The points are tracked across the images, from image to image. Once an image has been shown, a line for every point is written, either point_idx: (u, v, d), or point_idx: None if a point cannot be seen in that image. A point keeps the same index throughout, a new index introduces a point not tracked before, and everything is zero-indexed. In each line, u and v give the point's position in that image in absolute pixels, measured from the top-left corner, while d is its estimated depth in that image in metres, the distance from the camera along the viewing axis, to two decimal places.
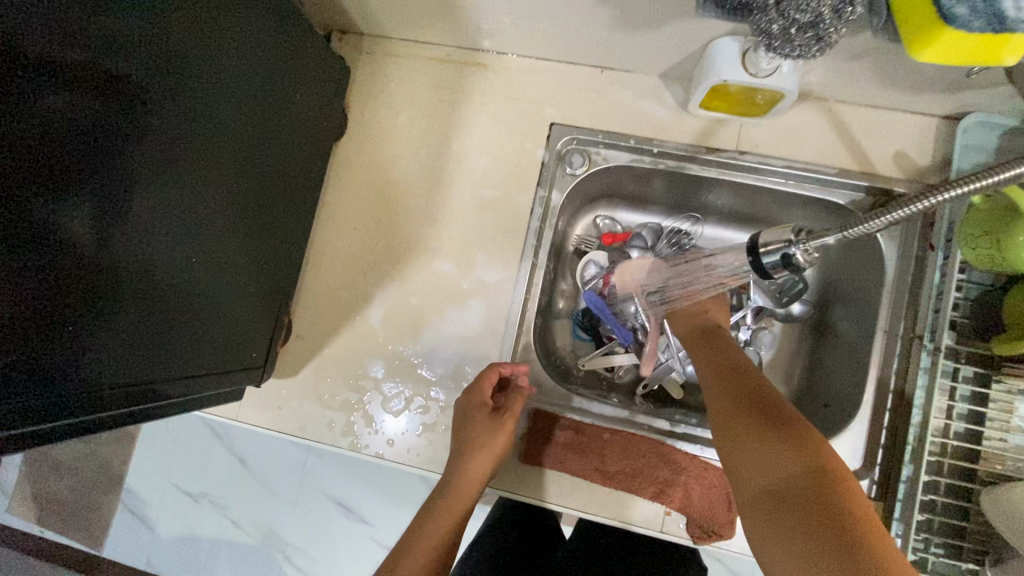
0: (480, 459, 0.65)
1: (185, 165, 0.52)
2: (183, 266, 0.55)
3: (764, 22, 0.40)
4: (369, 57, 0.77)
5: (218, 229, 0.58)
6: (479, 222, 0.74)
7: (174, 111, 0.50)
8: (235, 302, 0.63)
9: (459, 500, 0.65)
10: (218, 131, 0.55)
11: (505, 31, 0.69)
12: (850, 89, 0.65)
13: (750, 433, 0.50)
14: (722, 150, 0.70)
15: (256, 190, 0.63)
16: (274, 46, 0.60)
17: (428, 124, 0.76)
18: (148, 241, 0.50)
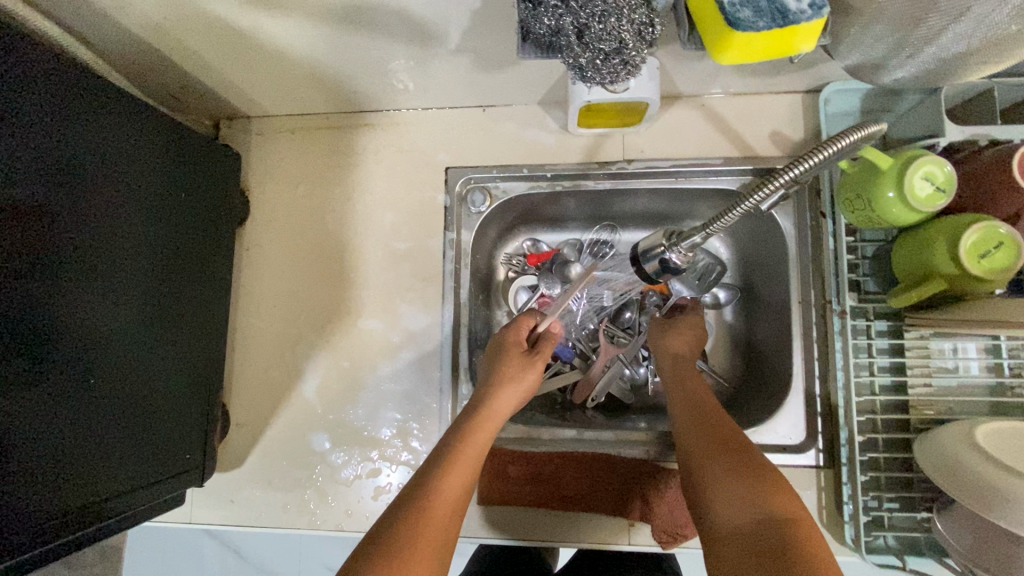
0: (510, 393, 0.61)
1: (56, 291, 0.50)
2: (76, 396, 0.51)
3: (576, 56, 0.44)
4: (260, 137, 0.79)
5: (122, 347, 0.56)
6: (396, 275, 0.75)
7: (43, 241, 0.48)
8: (144, 418, 0.59)
9: (482, 436, 0.57)
10: (90, 256, 0.53)
11: (381, 92, 0.72)
12: (712, 84, 0.69)
13: (726, 469, 0.51)
14: (611, 163, 0.74)
15: (149, 301, 0.60)
16: (146, 155, 0.59)
17: (328, 190, 0.77)
18: (35, 377, 0.48)
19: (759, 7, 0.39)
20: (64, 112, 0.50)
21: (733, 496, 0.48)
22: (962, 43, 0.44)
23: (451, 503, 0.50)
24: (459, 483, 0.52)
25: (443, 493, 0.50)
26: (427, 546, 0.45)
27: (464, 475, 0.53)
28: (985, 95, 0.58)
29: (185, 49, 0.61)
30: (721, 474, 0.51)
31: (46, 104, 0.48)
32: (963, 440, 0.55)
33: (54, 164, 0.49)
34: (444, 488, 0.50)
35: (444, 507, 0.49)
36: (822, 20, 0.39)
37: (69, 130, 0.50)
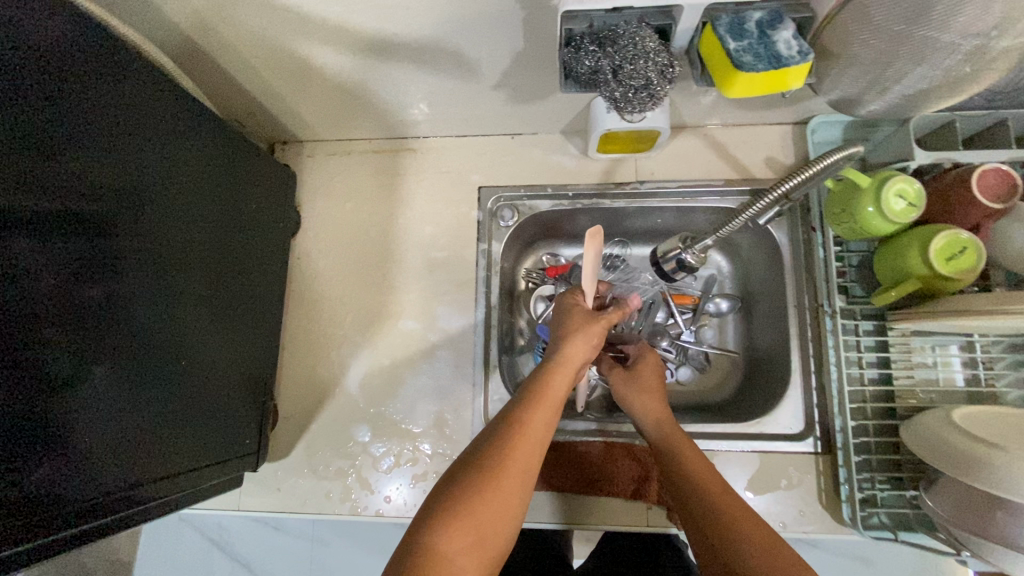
0: (581, 343, 0.64)
1: (159, 274, 0.58)
2: (168, 368, 0.59)
3: (611, 90, 0.56)
4: (311, 159, 0.88)
5: (195, 330, 0.63)
6: (433, 281, 0.83)
7: (153, 229, 0.57)
8: (214, 394, 0.66)
9: (558, 380, 0.61)
10: (182, 244, 0.61)
11: (424, 120, 0.82)
12: (714, 116, 0.79)
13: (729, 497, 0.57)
14: (625, 183, 0.83)
15: (221, 287, 0.68)
16: (221, 159, 0.67)
17: (372, 206, 0.86)
18: (135, 360, 0.54)
19: (758, 54, 0.50)
20: (159, 124, 0.57)
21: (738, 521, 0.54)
22: (920, 83, 0.54)
23: (535, 442, 0.55)
24: (544, 419, 0.57)
25: (528, 431, 0.55)
26: (510, 474, 0.52)
27: (546, 417, 0.57)
28: (947, 126, 0.68)
29: (255, 76, 0.71)
30: (722, 503, 0.56)
31: (161, 112, 0.57)
32: (944, 421, 0.63)
33: (152, 171, 0.56)
34: (529, 428, 0.56)
35: (529, 439, 0.55)
36: (807, 63, 0.50)
37: (173, 136, 0.59)
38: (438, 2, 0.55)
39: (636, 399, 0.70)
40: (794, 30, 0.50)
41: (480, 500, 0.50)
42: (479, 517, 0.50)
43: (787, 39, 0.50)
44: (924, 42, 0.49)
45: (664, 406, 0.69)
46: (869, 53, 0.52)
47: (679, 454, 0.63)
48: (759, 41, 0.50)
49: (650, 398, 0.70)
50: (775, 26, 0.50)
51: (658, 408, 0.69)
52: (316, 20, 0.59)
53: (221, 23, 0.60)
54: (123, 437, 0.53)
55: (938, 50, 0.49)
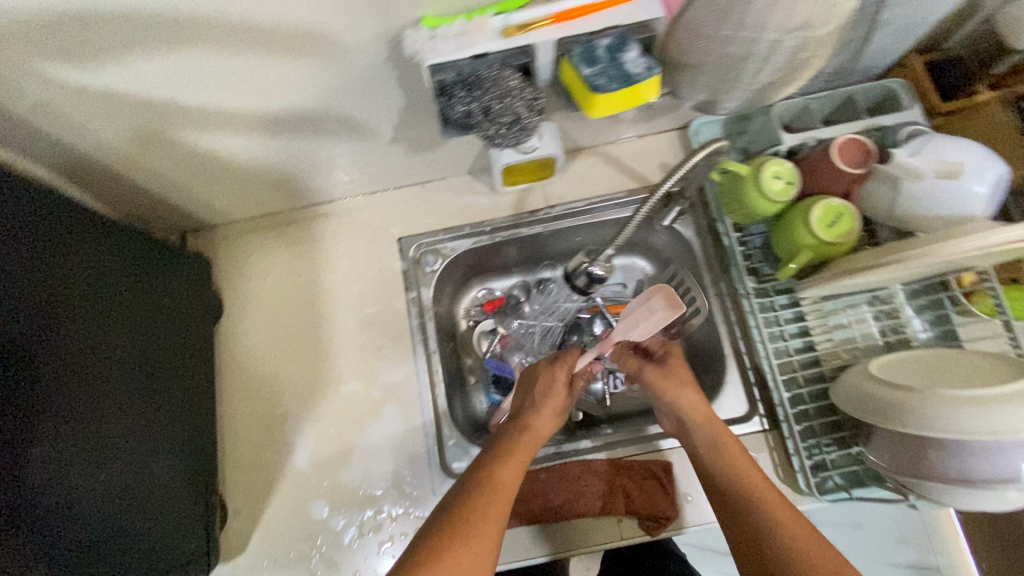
0: (546, 412, 0.68)
1: (87, 381, 0.56)
2: (101, 478, 0.55)
3: (487, 129, 0.59)
4: (224, 242, 0.87)
5: (131, 446, 0.60)
6: (367, 339, 0.82)
7: (73, 336, 0.55)
8: (152, 504, 0.62)
9: (526, 445, 0.64)
10: (107, 350, 0.59)
11: (333, 184, 0.83)
12: (605, 133, 0.84)
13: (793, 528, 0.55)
14: (537, 210, 0.87)
15: (151, 386, 0.66)
16: (137, 261, 0.68)
17: (294, 277, 0.85)
18: (59, 472, 0.50)
19: (611, 76, 0.54)
20: (57, 248, 0.55)
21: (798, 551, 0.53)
22: (764, 75, 0.59)
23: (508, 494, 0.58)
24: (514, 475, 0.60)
25: (503, 485, 0.58)
26: (487, 522, 0.54)
27: (517, 472, 0.61)
28: (806, 109, 0.76)
29: (147, 172, 0.70)
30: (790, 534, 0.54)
31: (66, 221, 0.58)
32: (863, 376, 0.66)
33: (60, 294, 0.54)
34: (497, 482, 0.59)
35: (503, 495, 0.57)
36: (655, 77, 0.54)
37: (81, 243, 0.59)
38: (311, 71, 0.57)
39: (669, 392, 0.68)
40: (638, 50, 0.55)
41: (461, 551, 0.52)
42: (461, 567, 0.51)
43: (634, 58, 0.56)
44: (757, 38, 0.54)
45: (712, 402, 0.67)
46: (713, 56, 0.57)
47: (730, 453, 0.63)
48: (610, 65, 0.54)
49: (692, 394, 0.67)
50: (621, 49, 0.55)
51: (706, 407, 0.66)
52: (197, 109, 0.60)
53: (100, 129, 0.60)
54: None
55: (768, 42, 0.54)
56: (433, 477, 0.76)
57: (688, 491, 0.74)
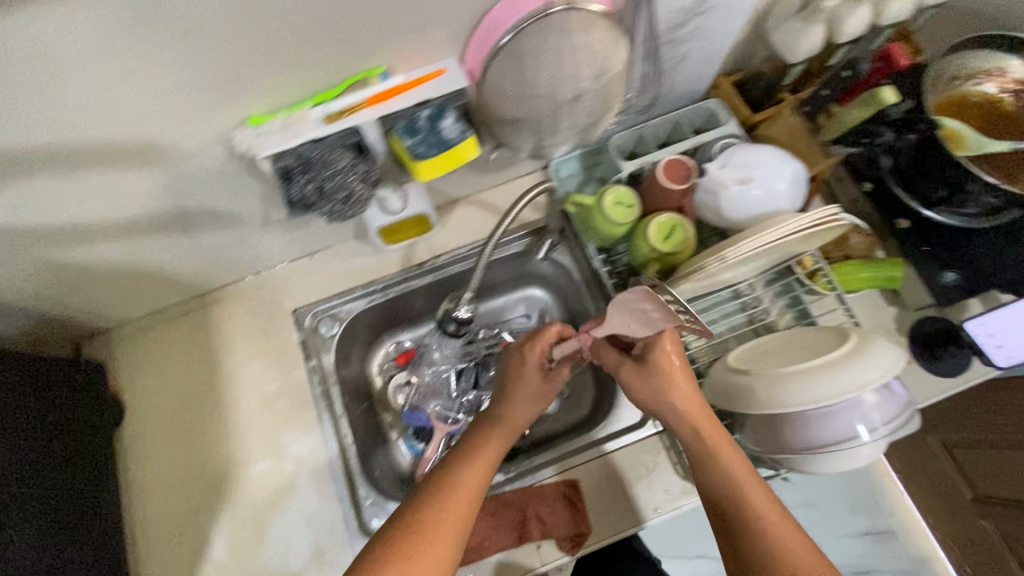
0: (521, 409, 0.71)
1: None
2: None
3: (329, 206, 0.64)
4: (121, 344, 0.88)
5: (25, 569, 0.57)
6: (274, 414, 0.83)
7: None
8: None
9: (495, 444, 0.67)
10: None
11: (221, 271, 0.86)
12: (473, 183, 0.91)
13: (783, 539, 0.57)
14: (423, 262, 0.92)
15: (52, 503, 0.65)
16: (22, 380, 0.68)
17: (194, 367, 0.86)
18: None
19: (429, 143, 0.61)
20: None
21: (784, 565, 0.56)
22: (574, 119, 0.67)
23: (474, 495, 0.61)
24: (479, 477, 0.63)
25: (467, 486, 0.62)
26: (445, 524, 0.58)
27: (484, 474, 0.64)
28: (640, 135, 0.86)
29: (18, 294, 0.71)
30: (778, 539, 0.57)
31: None
32: (725, 369, 0.71)
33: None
34: (462, 485, 0.62)
35: (464, 495, 0.61)
36: (469, 139, 0.62)
37: None
38: (159, 176, 0.62)
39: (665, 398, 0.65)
40: (454, 117, 0.63)
41: (418, 550, 0.55)
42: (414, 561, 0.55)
43: (450, 124, 0.63)
44: (551, 92, 0.62)
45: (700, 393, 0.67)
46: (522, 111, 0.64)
47: (716, 443, 0.63)
48: (429, 133, 0.61)
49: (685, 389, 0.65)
50: (439, 117, 0.62)
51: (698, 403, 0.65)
52: (55, 229, 0.63)
53: None
54: None
55: (562, 94, 0.62)
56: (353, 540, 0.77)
57: (598, 505, 0.78)
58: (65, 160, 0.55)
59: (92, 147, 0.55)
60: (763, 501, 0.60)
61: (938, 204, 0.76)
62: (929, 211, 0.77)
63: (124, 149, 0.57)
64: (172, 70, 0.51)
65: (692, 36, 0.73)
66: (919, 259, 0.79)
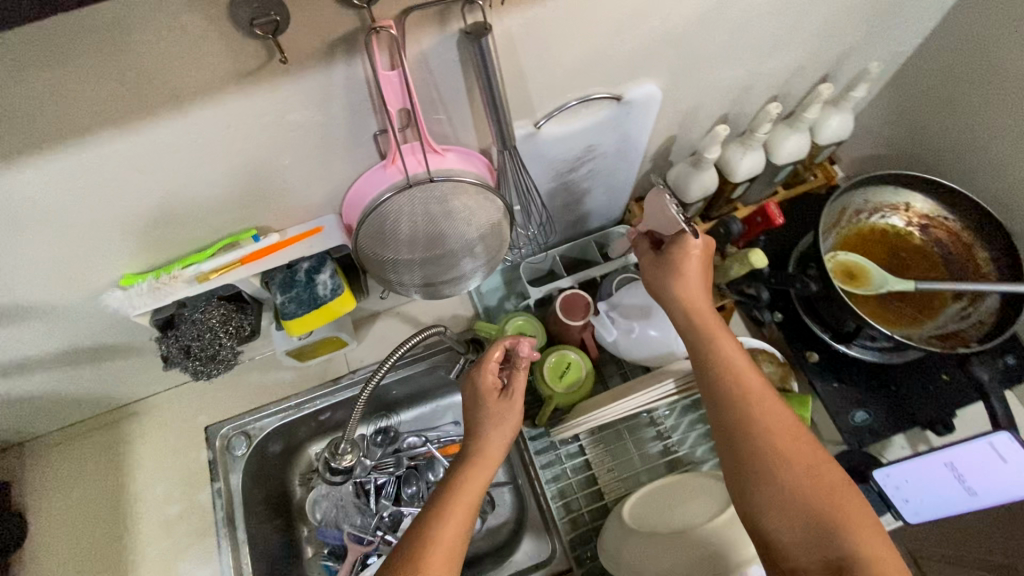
0: (499, 434, 0.64)
1: None
2: None
3: (197, 362, 0.64)
4: (32, 460, 0.88)
5: None
6: (175, 540, 0.82)
7: None
8: None
9: (476, 479, 0.60)
10: None
11: (132, 388, 0.86)
12: (392, 299, 0.92)
13: (795, 456, 0.52)
14: (340, 377, 0.91)
15: None
16: None
17: (101, 487, 0.85)
18: None
19: (301, 300, 0.63)
20: None
21: (796, 485, 0.51)
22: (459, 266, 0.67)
23: (451, 550, 0.54)
24: (458, 528, 0.56)
25: (444, 540, 0.54)
26: None
27: (464, 518, 0.57)
28: (553, 259, 0.86)
29: None
30: (782, 462, 0.52)
31: None
32: (621, 527, 0.67)
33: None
34: (439, 542, 0.54)
35: (442, 557, 0.53)
36: (342, 296, 0.63)
37: None
38: (42, 326, 0.63)
39: (675, 284, 0.62)
40: (328, 272, 0.64)
41: None
42: None
43: (325, 278, 0.64)
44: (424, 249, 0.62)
45: (706, 284, 0.62)
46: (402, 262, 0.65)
47: (714, 344, 0.59)
48: (302, 289, 0.63)
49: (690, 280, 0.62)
50: (316, 270, 0.63)
51: (699, 298, 0.61)
52: None
53: None
54: None
55: None
56: None
57: None
58: None
59: None
60: (774, 416, 0.54)
61: (850, 338, 0.75)
62: (842, 345, 0.75)
63: None
64: (34, 250, 0.52)
65: (589, 176, 0.75)
66: (830, 396, 0.77)
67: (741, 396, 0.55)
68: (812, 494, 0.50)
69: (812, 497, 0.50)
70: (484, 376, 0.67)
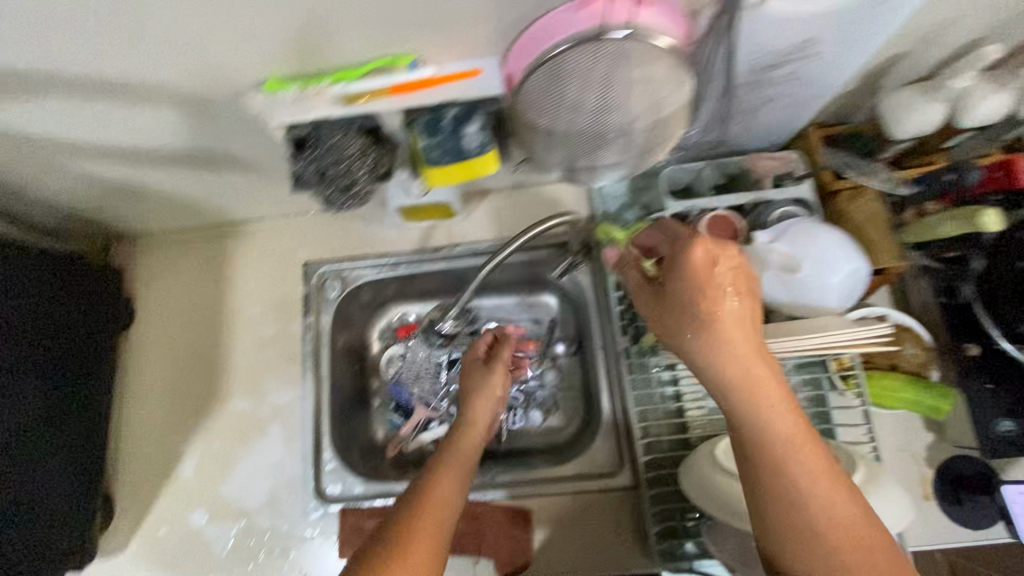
0: (486, 406, 0.75)
1: None
2: None
3: (323, 191, 0.61)
4: (143, 253, 0.92)
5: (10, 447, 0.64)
6: (264, 359, 0.86)
7: None
8: (32, 505, 0.67)
9: (469, 445, 0.69)
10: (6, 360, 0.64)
11: (243, 207, 0.86)
12: (508, 179, 0.85)
13: (844, 525, 0.45)
14: (440, 247, 0.89)
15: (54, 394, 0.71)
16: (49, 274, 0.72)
17: (203, 294, 0.89)
18: None
19: (445, 149, 0.57)
20: None
21: (848, 555, 0.44)
22: (616, 153, 0.59)
23: (447, 505, 0.58)
24: (451, 487, 0.60)
25: (439, 496, 0.58)
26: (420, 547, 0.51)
27: (459, 478, 0.63)
28: (700, 172, 0.76)
29: (54, 193, 0.75)
30: (837, 529, 0.45)
31: None
32: (709, 460, 0.64)
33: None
34: (437, 496, 0.58)
35: (437, 510, 0.56)
36: (488, 154, 0.58)
37: None
38: (179, 116, 0.60)
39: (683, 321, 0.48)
40: (477, 123, 0.57)
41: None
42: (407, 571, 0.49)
43: (473, 129, 0.58)
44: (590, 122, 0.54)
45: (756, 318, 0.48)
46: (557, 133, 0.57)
47: (733, 400, 0.47)
48: (447, 136, 0.57)
49: (729, 304, 0.47)
50: (464, 120, 0.57)
51: (736, 333, 0.47)
52: (85, 145, 0.64)
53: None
54: None
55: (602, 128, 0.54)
56: (307, 502, 0.80)
57: (545, 543, 0.76)
58: (87, 89, 0.54)
59: (111, 81, 0.54)
60: (819, 487, 0.45)
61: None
62: (1013, 345, 0.66)
63: (141, 89, 0.55)
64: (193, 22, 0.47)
65: (783, 81, 0.64)
66: (975, 396, 0.68)
67: (796, 453, 0.46)
68: (862, 562, 0.44)
69: (863, 565, 0.44)
70: (474, 349, 0.83)
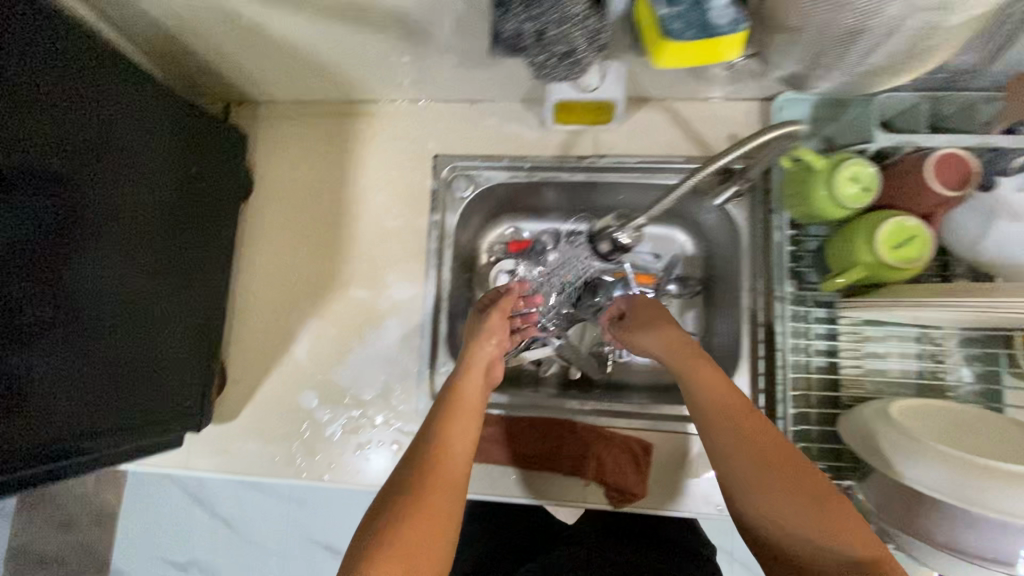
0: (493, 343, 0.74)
1: (119, 235, 0.58)
2: (118, 330, 0.59)
3: (536, 56, 0.55)
4: (264, 121, 0.86)
5: (143, 297, 0.62)
6: (385, 250, 0.82)
7: (103, 197, 0.56)
8: (159, 358, 0.66)
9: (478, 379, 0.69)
10: (142, 205, 0.61)
11: (380, 84, 0.79)
12: (678, 88, 0.76)
13: (806, 501, 0.52)
14: (584, 156, 0.81)
15: (179, 252, 0.69)
16: (180, 123, 0.67)
17: (326, 174, 0.84)
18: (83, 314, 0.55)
19: (689, 21, 0.48)
20: (101, 98, 0.55)
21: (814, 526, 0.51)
22: (878, 58, 0.50)
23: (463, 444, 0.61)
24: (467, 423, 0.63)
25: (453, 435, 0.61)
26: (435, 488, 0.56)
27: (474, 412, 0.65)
28: (915, 107, 0.64)
29: (196, 36, 0.68)
30: (803, 507, 0.52)
31: (111, 65, 0.56)
32: (882, 418, 0.58)
33: (54, 120, 0.50)
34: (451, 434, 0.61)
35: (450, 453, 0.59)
36: (740, 34, 0.48)
37: (127, 96, 0.58)
38: None
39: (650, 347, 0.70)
40: None
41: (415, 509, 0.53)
42: (428, 512, 0.53)
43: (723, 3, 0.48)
44: (876, 9, 0.45)
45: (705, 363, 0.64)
46: (819, 22, 0.48)
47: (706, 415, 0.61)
48: (695, 5, 0.48)
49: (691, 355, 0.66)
50: None
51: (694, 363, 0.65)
52: None
53: None
54: (63, 411, 0.53)
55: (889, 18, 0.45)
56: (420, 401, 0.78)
57: (662, 477, 0.74)
58: None
59: None
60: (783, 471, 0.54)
61: None
62: None
63: None
64: None
65: None
66: None
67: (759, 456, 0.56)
68: (831, 530, 0.50)
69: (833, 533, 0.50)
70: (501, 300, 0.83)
